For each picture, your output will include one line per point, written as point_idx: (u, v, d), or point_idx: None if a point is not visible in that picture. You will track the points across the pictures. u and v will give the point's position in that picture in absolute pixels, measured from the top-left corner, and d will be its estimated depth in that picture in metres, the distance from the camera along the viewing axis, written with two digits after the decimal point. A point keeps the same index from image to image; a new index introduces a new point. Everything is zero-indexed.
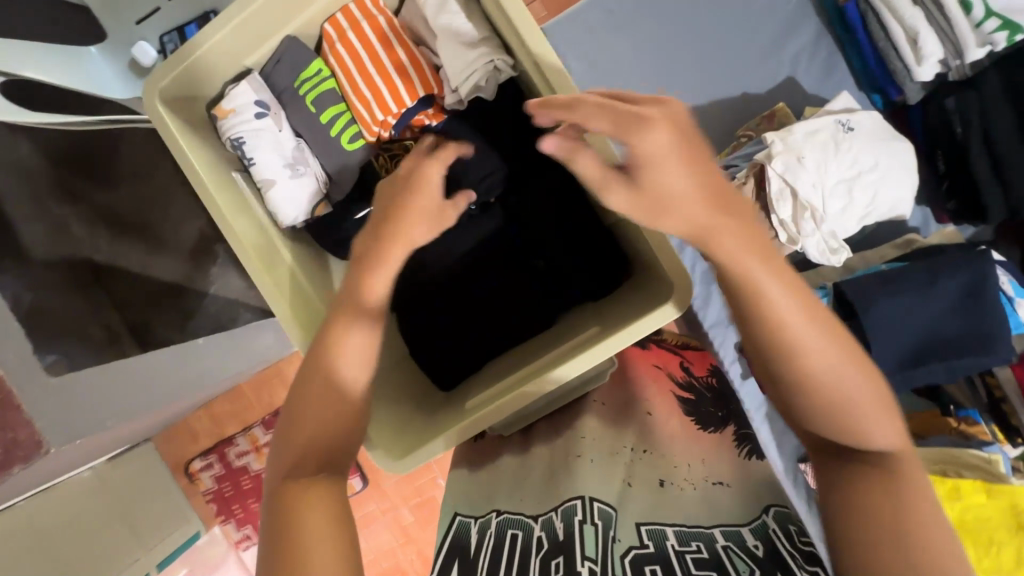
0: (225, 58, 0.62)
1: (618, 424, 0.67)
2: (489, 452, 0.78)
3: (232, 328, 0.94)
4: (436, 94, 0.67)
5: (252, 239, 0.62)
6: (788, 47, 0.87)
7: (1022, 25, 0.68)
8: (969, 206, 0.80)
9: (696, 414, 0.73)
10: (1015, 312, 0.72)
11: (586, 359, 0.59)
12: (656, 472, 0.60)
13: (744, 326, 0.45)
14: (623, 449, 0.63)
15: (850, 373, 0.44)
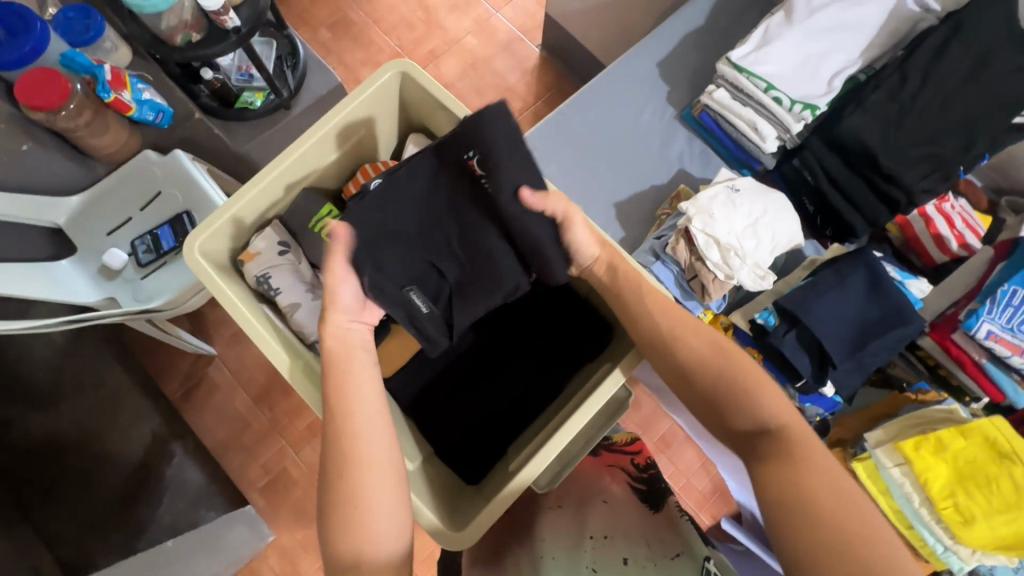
0: (252, 212, 0.74)
1: (581, 522, 0.70)
2: (510, 541, 0.77)
3: (164, 545, 1.03)
4: None
5: (290, 355, 0.68)
6: (673, 147, 1.16)
7: (816, 104, 1.00)
8: (841, 229, 1.04)
9: (645, 498, 0.79)
10: (910, 290, 0.92)
11: (612, 384, 0.68)
12: (616, 553, 0.63)
13: (671, 352, 0.66)
14: (584, 539, 0.67)
15: (738, 376, 0.64)
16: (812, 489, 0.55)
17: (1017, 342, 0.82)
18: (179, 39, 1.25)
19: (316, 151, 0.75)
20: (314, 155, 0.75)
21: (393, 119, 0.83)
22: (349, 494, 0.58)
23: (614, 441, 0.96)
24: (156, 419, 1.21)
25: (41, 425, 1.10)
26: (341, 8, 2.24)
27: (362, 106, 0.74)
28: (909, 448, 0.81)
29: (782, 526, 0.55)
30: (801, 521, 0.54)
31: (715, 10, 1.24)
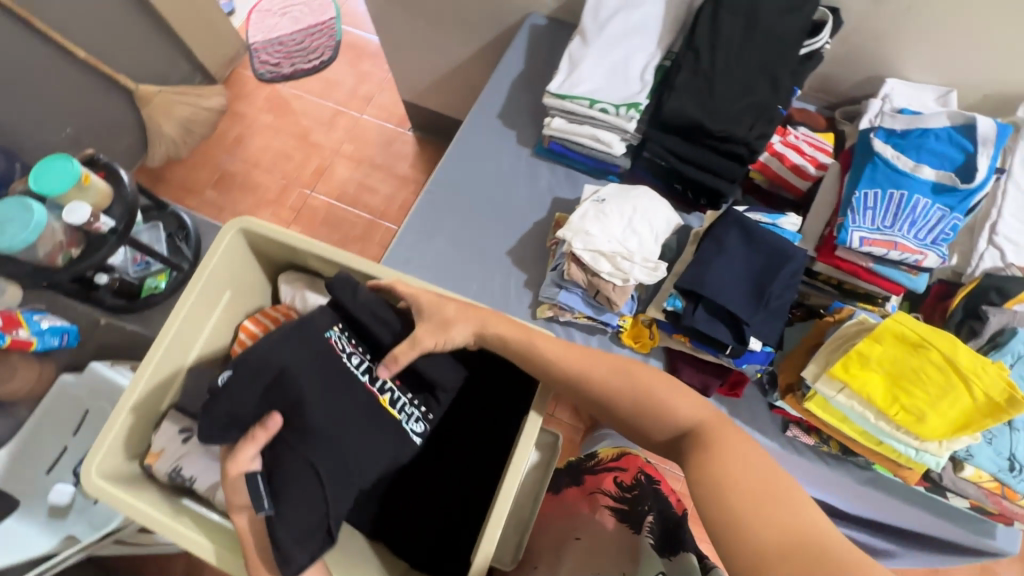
0: (143, 412, 0.74)
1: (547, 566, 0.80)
2: None
3: None
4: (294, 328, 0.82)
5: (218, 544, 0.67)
6: (540, 181, 1.23)
7: (638, 101, 1.08)
8: (710, 195, 1.12)
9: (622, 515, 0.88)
10: (783, 228, 0.96)
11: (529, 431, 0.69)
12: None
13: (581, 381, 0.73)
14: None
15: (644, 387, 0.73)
16: (724, 464, 0.63)
17: (888, 238, 0.87)
18: (59, 259, 1.44)
19: (190, 331, 0.76)
20: (189, 336, 0.76)
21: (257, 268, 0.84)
22: None
23: (602, 460, 1.05)
24: None
25: None
26: (220, 167, 2.33)
27: (217, 272, 0.76)
28: (842, 372, 0.82)
29: (708, 503, 0.62)
30: (716, 493, 0.61)
31: (529, 53, 1.35)
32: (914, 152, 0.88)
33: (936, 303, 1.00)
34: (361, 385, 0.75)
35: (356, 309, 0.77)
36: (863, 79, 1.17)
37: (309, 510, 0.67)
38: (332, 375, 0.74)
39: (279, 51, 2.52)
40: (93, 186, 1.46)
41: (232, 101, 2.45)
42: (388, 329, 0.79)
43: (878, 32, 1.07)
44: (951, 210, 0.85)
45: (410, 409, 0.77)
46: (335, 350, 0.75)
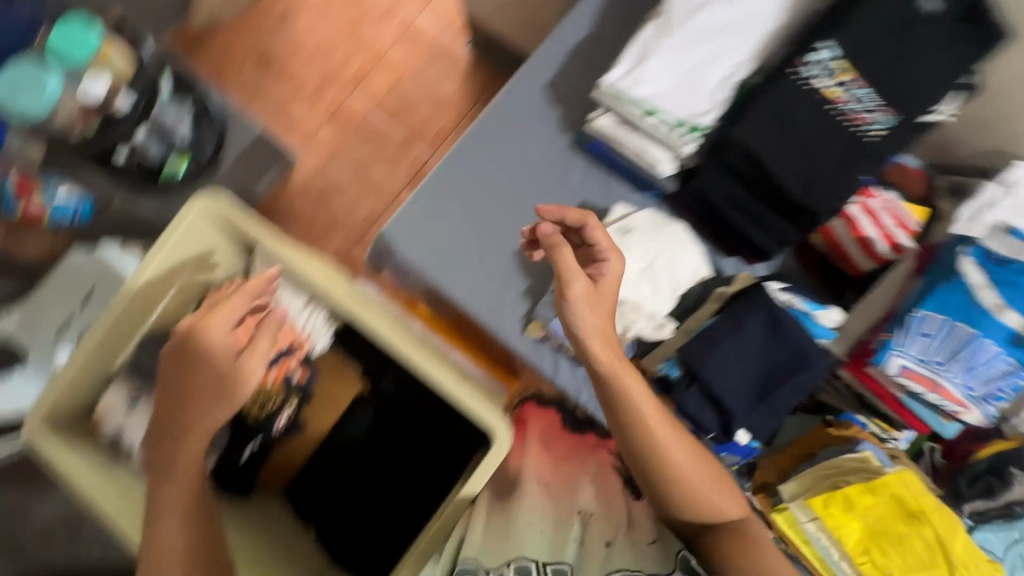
0: (95, 366, 0.76)
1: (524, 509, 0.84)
2: None
3: None
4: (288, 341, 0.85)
5: (121, 498, 0.70)
6: (571, 179, 1.07)
7: (701, 122, 0.90)
8: (752, 249, 0.96)
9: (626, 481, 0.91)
10: (818, 323, 0.84)
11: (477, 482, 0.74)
12: (602, 536, 0.81)
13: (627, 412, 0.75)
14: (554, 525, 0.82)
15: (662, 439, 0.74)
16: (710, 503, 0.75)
17: (931, 376, 0.75)
18: None
19: (123, 318, 0.75)
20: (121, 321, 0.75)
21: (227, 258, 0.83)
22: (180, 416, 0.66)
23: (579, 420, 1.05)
24: None
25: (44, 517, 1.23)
26: None
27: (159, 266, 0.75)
28: (819, 506, 0.75)
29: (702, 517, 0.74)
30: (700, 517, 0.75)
31: (599, 12, 1.12)
32: (1006, 288, 0.72)
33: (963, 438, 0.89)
34: (860, 107, 0.81)
35: (869, 165, 0.81)
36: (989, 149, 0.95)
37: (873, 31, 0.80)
38: (847, 113, 0.81)
39: None
40: (113, 60, 1.18)
41: None
42: (845, 148, 0.82)
43: None
44: (1019, 368, 0.71)
45: (829, 70, 0.81)
46: (862, 122, 0.81)
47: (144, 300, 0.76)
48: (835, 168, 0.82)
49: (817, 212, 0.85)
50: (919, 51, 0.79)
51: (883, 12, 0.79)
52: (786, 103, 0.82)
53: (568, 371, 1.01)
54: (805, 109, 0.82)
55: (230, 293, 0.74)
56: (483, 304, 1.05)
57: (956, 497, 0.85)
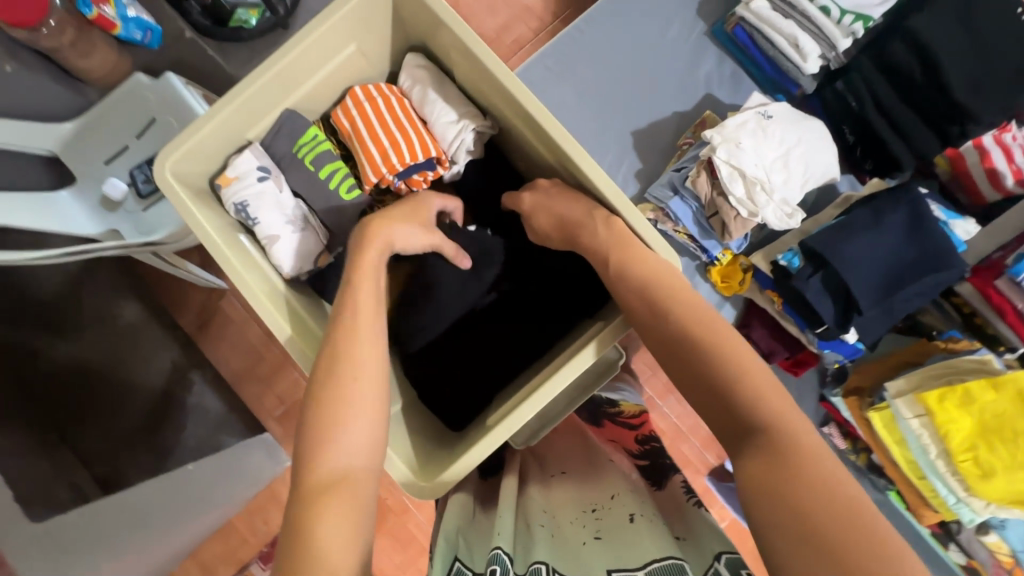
0: (229, 134, 0.68)
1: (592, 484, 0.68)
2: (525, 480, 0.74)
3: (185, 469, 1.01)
4: (435, 156, 0.75)
5: (261, 286, 0.66)
6: (701, 70, 1.04)
7: (871, 14, 0.86)
8: (883, 162, 0.94)
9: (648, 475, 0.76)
10: (954, 232, 0.84)
11: (595, 348, 0.62)
12: (626, 509, 0.60)
13: (672, 311, 0.56)
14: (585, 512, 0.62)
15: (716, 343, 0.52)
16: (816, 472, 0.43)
17: None
18: None
19: (270, 90, 0.67)
20: (270, 93, 0.68)
21: (380, 54, 0.75)
22: (328, 412, 0.54)
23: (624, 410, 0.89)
24: (175, 349, 1.17)
25: (65, 355, 1.06)
26: None
27: (325, 35, 0.65)
28: (934, 401, 0.76)
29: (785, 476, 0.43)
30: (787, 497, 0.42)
31: None
32: None
33: None
34: None
35: None
36: None
37: None
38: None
39: None
40: None
41: None
42: (1015, 58, 0.81)
43: None
44: None
45: None
46: None
47: (299, 72, 0.68)
48: (1000, 77, 0.81)
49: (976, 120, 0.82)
50: None
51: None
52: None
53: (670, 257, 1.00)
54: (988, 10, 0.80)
55: (372, 117, 0.72)
56: None
57: None
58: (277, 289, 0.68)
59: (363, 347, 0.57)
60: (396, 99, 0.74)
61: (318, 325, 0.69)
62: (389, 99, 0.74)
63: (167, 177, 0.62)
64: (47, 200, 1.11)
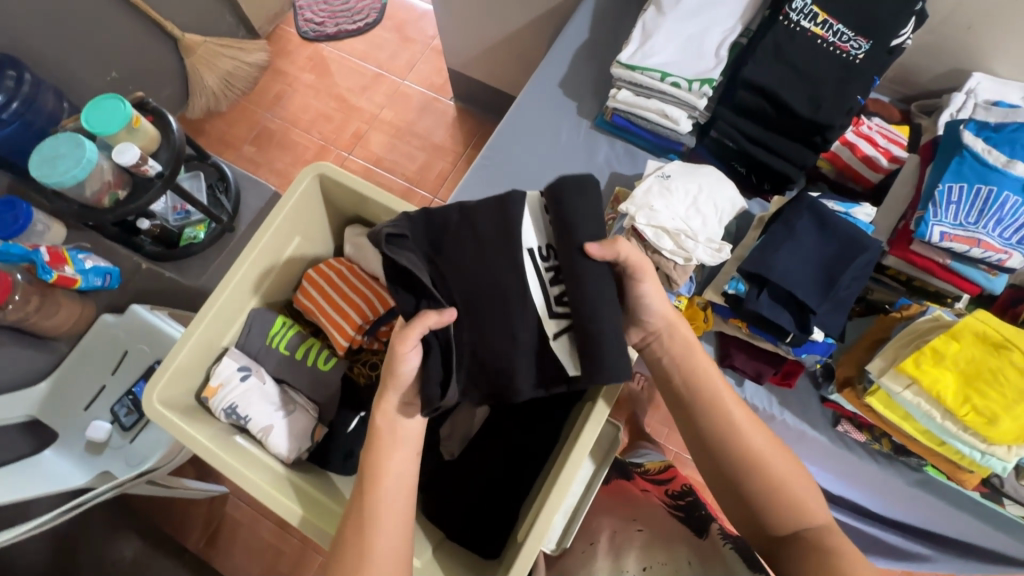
0: (206, 347, 0.74)
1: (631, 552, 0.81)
2: None
3: None
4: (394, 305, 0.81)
5: (264, 477, 0.67)
6: (599, 156, 1.20)
7: (712, 76, 1.04)
8: (778, 181, 1.08)
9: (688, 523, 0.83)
10: (858, 218, 0.93)
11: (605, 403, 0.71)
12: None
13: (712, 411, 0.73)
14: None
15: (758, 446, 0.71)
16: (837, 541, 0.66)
17: (971, 235, 0.84)
18: (106, 199, 1.45)
19: (236, 296, 0.75)
20: (236, 298, 0.75)
21: (323, 235, 0.84)
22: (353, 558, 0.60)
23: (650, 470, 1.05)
24: None
25: None
26: (258, 124, 2.32)
27: (274, 239, 0.75)
28: (912, 367, 0.80)
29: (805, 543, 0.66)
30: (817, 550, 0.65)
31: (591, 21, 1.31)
32: (1006, 146, 0.84)
33: (1005, 308, 0.96)
34: (838, 41, 0.98)
35: (858, 82, 0.97)
36: (944, 73, 1.13)
37: None
38: (829, 46, 0.98)
39: (323, 10, 2.48)
40: (142, 129, 1.47)
41: (274, 58, 2.42)
42: (835, 73, 0.98)
43: (971, 20, 1.02)
44: None
45: (807, 17, 0.99)
46: (843, 50, 0.98)
47: (256, 273, 0.76)
48: (833, 88, 0.97)
49: (831, 127, 0.97)
50: None
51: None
52: (782, 44, 0.99)
53: None
54: (798, 49, 0.98)
55: (332, 288, 0.80)
56: None
57: None
58: (283, 475, 0.69)
59: (387, 538, 0.61)
60: (346, 268, 0.82)
61: (328, 498, 0.69)
62: (343, 270, 0.81)
63: (157, 405, 0.67)
64: (31, 464, 1.11)
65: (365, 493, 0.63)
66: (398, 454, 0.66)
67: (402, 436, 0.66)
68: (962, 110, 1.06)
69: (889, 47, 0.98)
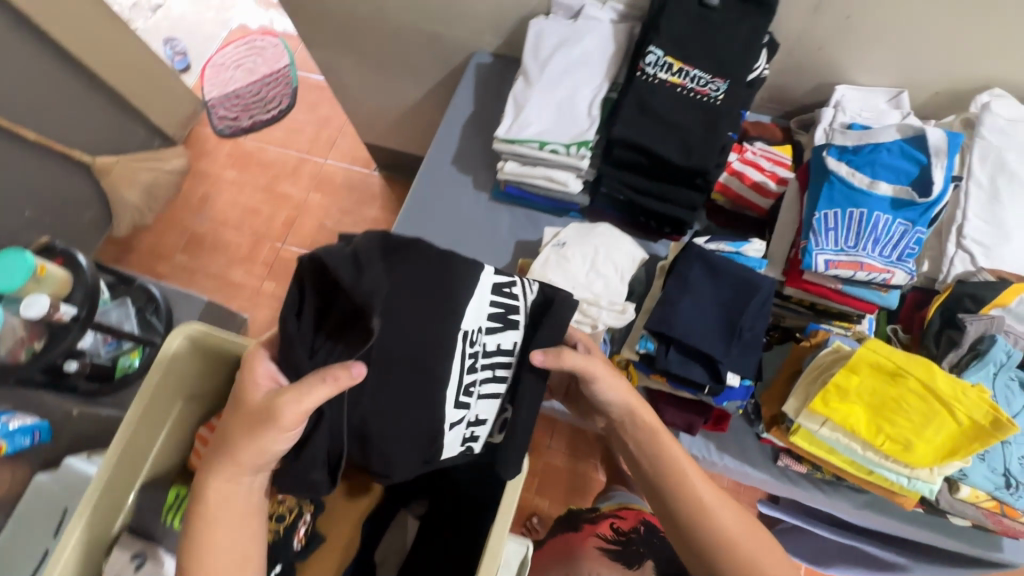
0: (92, 547, 0.70)
1: None
2: None
3: None
4: None
5: None
6: (502, 226, 1.20)
7: (586, 138, 1.05)
8: (675, 223, 1.09)
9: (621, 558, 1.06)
10: (748, 256, 0.94)
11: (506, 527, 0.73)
12: None
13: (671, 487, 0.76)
14: None
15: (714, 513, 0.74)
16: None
17: (853, 259, 0.85)
18: (22, 355, 1.43)
19: (118, 485, 0.72)
20: (117, 488, 0.72)
21: (211, 391, 0.82)
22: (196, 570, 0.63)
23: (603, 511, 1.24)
24: None
25: None
26: (187, 229, 2.30)
27: (149, 416, 0.73)
28: (822, 407, 0.79)
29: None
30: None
31: (474, 94, 1.34)
32: (868, 168, 0.86)
33: (913, 310, 0.98)
34: (696, 86, 1.00)
35: (724, 122, 0.99)
36: (812, 88, 1.16)
37: (678, 23, 1.00)
38: (689, 92, 1.00)
39: (235, 106, 2.50)
40: (49, 276, 1.43)
41: (194, 161, 2.42)
42: (700, 117, 1.00)
43: (820, 41, 1.05)
44: (912, 224, 0.83)
45: (663, 67, 1.00)
46: (703, 94, 1.00)
47: (138, 454, 0.74)
48: (701, 131, 0.99)
49: (707, 170, 0.98)
50: (721, 22, 1.01)
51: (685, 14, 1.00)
52: (645, 98, 1.00)
53: None
54: (660, 100, 1.00)
55: None
56: None
57: (934, 360, 0.91)
58: None
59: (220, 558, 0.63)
60: None
61: None
62: None
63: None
64: None
65: (197, 552, 0.63)
66: (234, 493, 0.65)
67: (237, 498, 0.66)
68: (832, 125, 1.08)
69: (745, 84, 1.01)
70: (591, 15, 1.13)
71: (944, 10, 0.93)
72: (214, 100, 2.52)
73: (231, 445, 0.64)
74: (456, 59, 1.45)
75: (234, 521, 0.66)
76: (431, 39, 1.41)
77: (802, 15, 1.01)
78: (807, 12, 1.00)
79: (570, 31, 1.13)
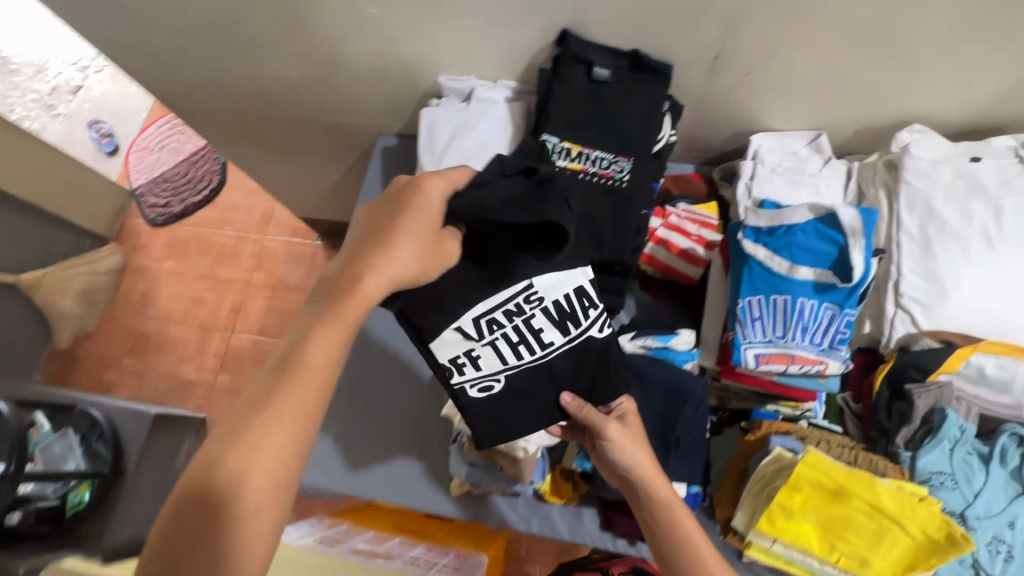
0: None
1: None
2: None
3: None
4: None
5: None
6: None
7: None
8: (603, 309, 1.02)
9: None
10: (677, 351, 0.87)
11: None
12: None
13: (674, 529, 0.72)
14: None
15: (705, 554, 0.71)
16: None
17: (783, 351, 0.78)
18: None
19: None
20: None
21: None
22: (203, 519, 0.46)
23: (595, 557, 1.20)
24: None
25: None
26: (132, 330, 2.20)
27: None
28: (768, 527, 0.73)
29: None
30: None
31: (383, 183, 1.26)
32: (786, 251, 0.79)
33: (860, 373, 0.91)
34: (598, 171, 0.93)
35: (632, 205, 0.93)
36: (729, 137, 1.09)
37: (569, 105, 0.93)
38: (591, 178, 0.94)
39: (165, 191, 2.40)
40: None
41: (130, 257, 2.32)
42: (607, 204, 0.93)
43: (724, 97, 0.98)
44: (840, 308, 0.76)
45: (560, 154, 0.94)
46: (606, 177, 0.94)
47: None
48: (610, 219, 0.93)
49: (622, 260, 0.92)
50: (614, 96, 0.93)
51: (564, 104, 0.93)
52: None
53: (510, 506, 0.98)
54: None
55: None
56: (402, 489, 1.00)
57: (887, 434, 0.84)
58: None
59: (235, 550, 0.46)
60: None
61: None
62: None
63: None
64: None
65: (298, 371, 0.51)
66: (335, 338, 0.53)
67: (305, 409, 0.51)
68: (752, 179, 1.01)
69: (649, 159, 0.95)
70: (483, 96, 1.05)
71: (847, 59, 0.86)
72: (141, 187, 2.42)
73: (332, 323, 0.53)
74: (362, 142, 1.37)
75: (310, 384, 0.52)
76: (331, 127, 1.32)
77: (700, 76, 0.94)
78: (703, 73, 0.93)
79: (462, 117, 1.04)
